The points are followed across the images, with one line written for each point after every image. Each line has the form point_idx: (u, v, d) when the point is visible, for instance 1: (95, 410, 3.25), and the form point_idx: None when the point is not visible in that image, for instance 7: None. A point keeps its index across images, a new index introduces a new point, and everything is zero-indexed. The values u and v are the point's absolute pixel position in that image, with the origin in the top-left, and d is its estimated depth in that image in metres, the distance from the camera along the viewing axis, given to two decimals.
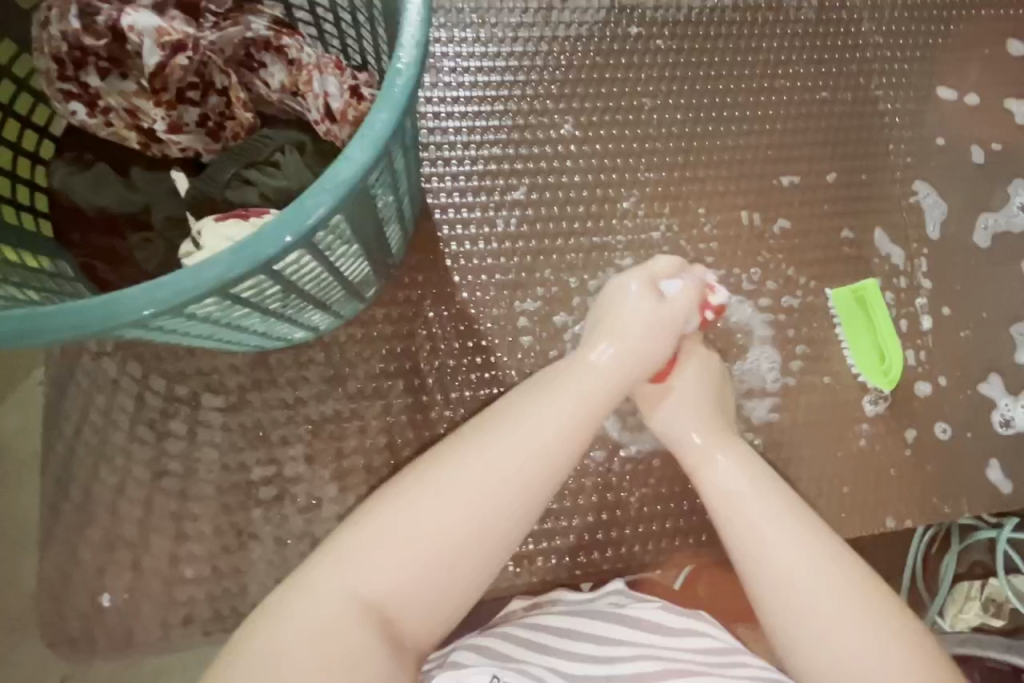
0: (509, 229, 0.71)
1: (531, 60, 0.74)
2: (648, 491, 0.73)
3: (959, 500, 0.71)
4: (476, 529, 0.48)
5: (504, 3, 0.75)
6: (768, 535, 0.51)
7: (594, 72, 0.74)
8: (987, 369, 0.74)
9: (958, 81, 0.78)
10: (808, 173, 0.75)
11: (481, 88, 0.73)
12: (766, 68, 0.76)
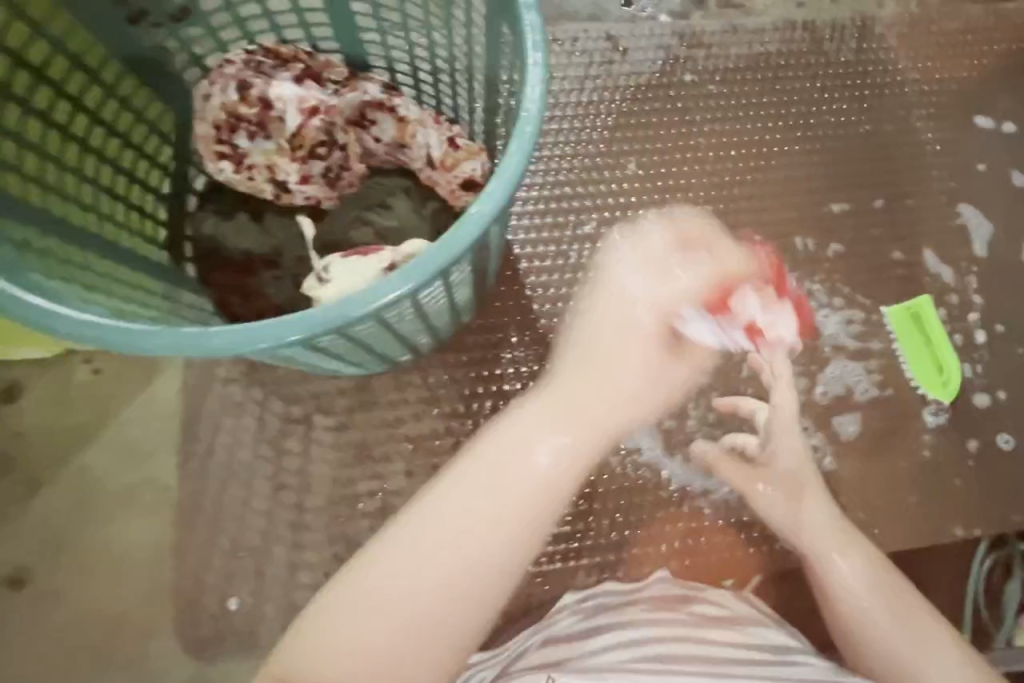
0: (581, 259, 0.84)
1: (595, 108, 0.88)
2: (721, 502, 0.83)
3: (999, 497, 0.84)
4: (508, 543, 0.46)
5: (570, 59, 0.89)
6: (856, 575, 0.64)
7: (651, 117, 0.89)
8: None
9: (992, 111, 0.93)
10: (856, 201, 0.89)
11: (551, 132, 0.87)
12: (812, 107, 0.91)
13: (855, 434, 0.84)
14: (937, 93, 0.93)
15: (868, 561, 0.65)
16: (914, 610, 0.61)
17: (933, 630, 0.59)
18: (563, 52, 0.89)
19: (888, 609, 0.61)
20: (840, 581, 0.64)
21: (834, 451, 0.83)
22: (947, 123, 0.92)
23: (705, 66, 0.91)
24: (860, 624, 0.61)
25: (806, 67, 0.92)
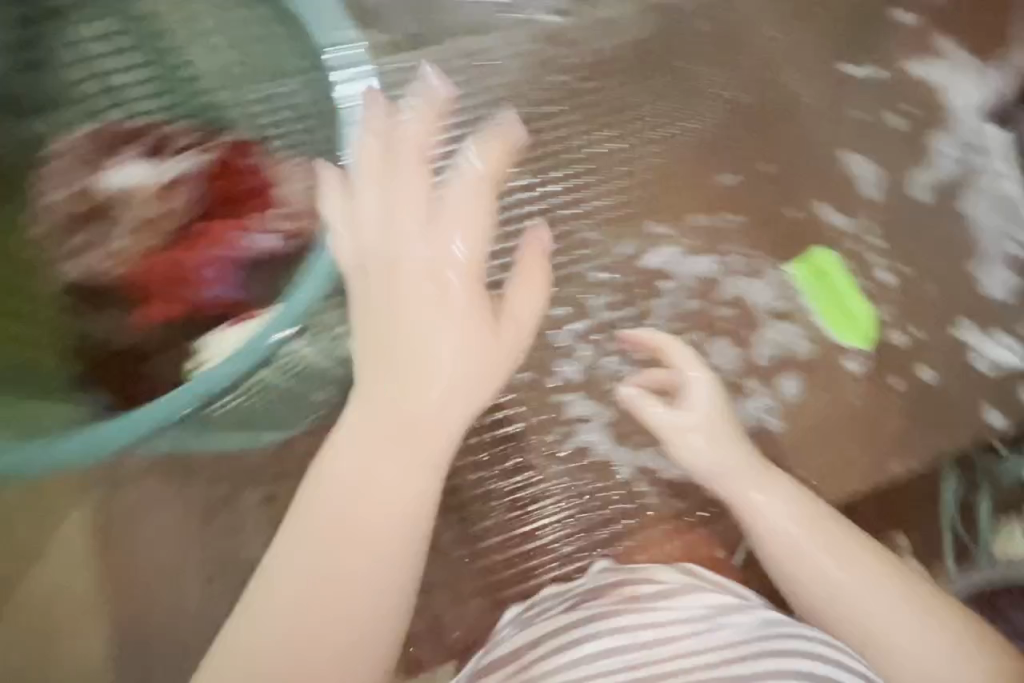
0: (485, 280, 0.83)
1: (480, 120, 0.87)
2: (664, 488, 0.84)
3: (931, 432, 0.85)
4: (399, 508, 0.47)
5: (447, 74, 0.87)
6: (806, 537, 0.63)
7: (534, 122, 0.88)
8: (957, 316, 0.88)
9: (865, 59, 0.95)
10: (744, 170, 0.90)
11: (440, 151, 0.85)
12: (689, 85, 0.92)
13: (786, 396, 0.85)
14: (805, 50, 0.94)
15: (810, 514, 0.64)
16: (875, 567, 0.62)
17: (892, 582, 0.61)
18: (432, 70, 0.87)
19: (852, 572, 0.61)
20: (791, 545, 0.63)
21: (773, 415, 0.84)
22: (819, 78, 0.94)
23: (579, 66, 0.90)
24: (823, 592, 0.62)
25: (674, 46, 0.92)
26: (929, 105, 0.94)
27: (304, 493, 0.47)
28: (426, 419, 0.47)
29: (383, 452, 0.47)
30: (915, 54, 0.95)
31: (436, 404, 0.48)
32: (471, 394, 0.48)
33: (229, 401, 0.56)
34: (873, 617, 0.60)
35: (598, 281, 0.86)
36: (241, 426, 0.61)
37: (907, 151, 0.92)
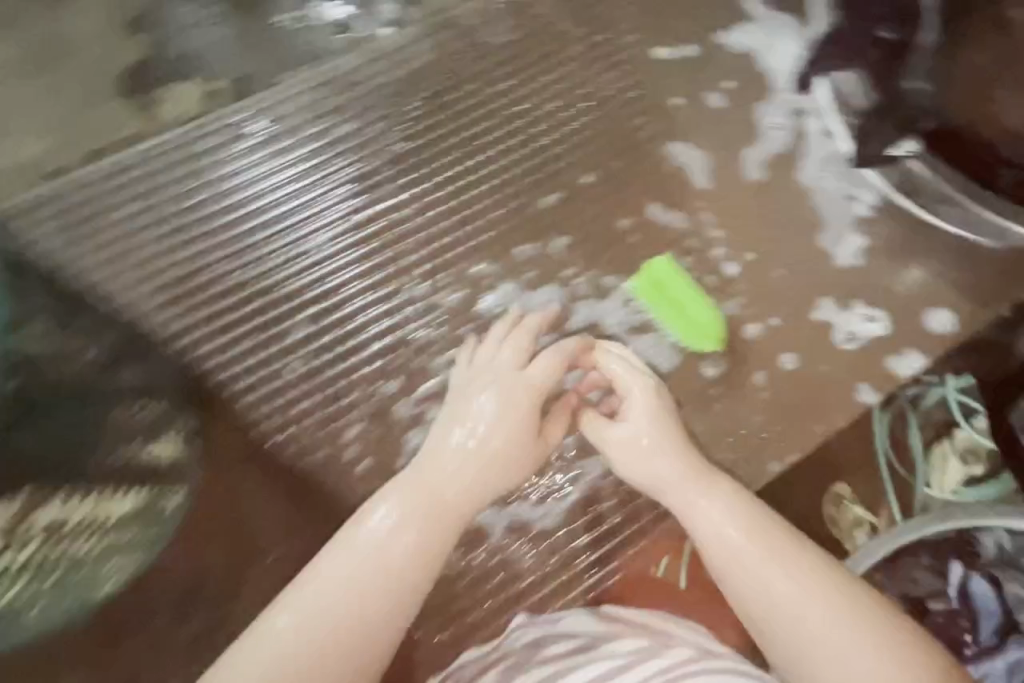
0: (300, 370, 0.76)
1: (313, 167, 0.82)
2: (546, 547, 0.77)
3: (810, 425, 0.80)
4: (409, 552, 0.59)
5: (272, 125, 0.83)
6: (751, 554, 0.59)
7: (338, 176, 0.82)
8: (816, 297, 0.82)
9: (672, 40, 0.89)
10: (564, 185, 0.84)
11: (275, 209, 0.80)
12: (491, 105, 0.86)
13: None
14: (609, 43, 0.89)
15: (763, 530, 0.60)
16: (830, 591, 0.57)
17: (845, 608, 0.56)
18: (211, 137, 0.82)
19: (800, 596, 0.57)
20: (733, 558, 0.59)
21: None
22: (629, 70, 0.88)
23: (370, 106, 0.84)
24: (766, 613, 0.57)
25: (467, 65, 0.87)
26: (746, 76, 0.88)
27: (340, 536, 0.60)
28: (454, 492, 0.63)
29: (401, 512, 0.60)
30: (723, 25, 0.90)
31: (456, 490, 0.63)
32: (498, 480, 0.66)
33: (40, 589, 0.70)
34: (818, 647, 0.55)
35: (427, 339, 0.78)
36: (47, 622, 0.68)
37: (733, 129, 0.87)
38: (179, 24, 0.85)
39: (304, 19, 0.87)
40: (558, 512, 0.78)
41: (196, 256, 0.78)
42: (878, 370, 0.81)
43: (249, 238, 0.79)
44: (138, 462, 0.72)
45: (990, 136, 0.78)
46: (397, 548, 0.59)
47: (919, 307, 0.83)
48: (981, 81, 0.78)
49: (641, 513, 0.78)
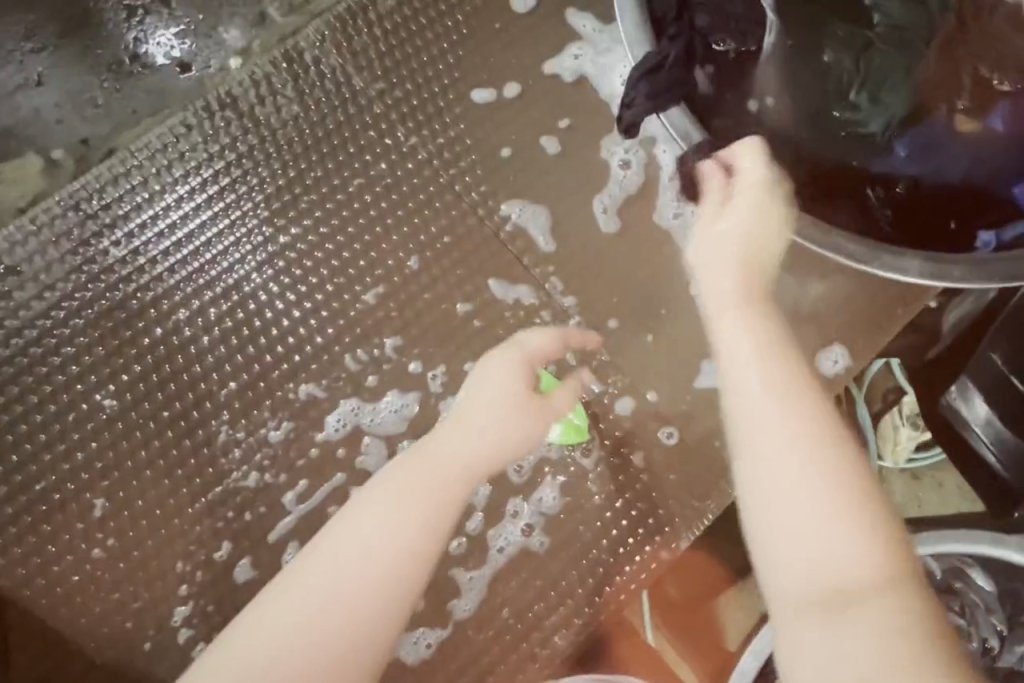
0: (107, 552, 0.66)
1: (185, 223, 0.72)
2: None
3: (709, 496, 0.70)
4: (400, 542, 0.52)
5: (130, 182, 0.72)
6: (780, 416, 0.44)
7: (137, 296, 0.70)
8: (697, 361, 0.73)
9: (489, 79, 0.78)
10: (387, 274, 0.73)
11: (161, 264, 0.71)
12: (291, 186, 0.74)
13: (537, 514, 0.70)
14: (419, 95, 0.77)
15: (811, 395, 0.45)
16: (859, 503, 0.42)
17: (865, 524, 0.42)
18: None
19: (812, 475, 0.43)
20: (744, 400, 0.45)
21: (534, 536, 0.69)
22: (448, 124, 0.77)
23: (144, 220, 0.72)
24: (747, 467, 0.44)
25: (255, 149, 0.74)
26: (580, 109, 0.78)
27: (321, 541, 0.54)
28: (446, 465, 0.56)
29: (384, 509, 0.54)
30: (549, 53, 0.79)
31: (443, 455, 0.57)
32: (513, 436, 0.59)
33: None
34: (775, 477, 0.43)
35: (252, 488, 0.68)
36: None
37: (575, 174, 0.76)
38: (6, 89, 0.82)
39: (149, 59, 0.83)
40: (432, 643, 0.67)
41: (77, 337, 0.69)
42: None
43: (23, 405, 0.67)
44: None
45: (851, 158, 0.70)
46: (391, 527, 0.53)
47: (806, 352, 0.73)
48: (839, 87, 0.70)
49: (526, 634, 0.68)
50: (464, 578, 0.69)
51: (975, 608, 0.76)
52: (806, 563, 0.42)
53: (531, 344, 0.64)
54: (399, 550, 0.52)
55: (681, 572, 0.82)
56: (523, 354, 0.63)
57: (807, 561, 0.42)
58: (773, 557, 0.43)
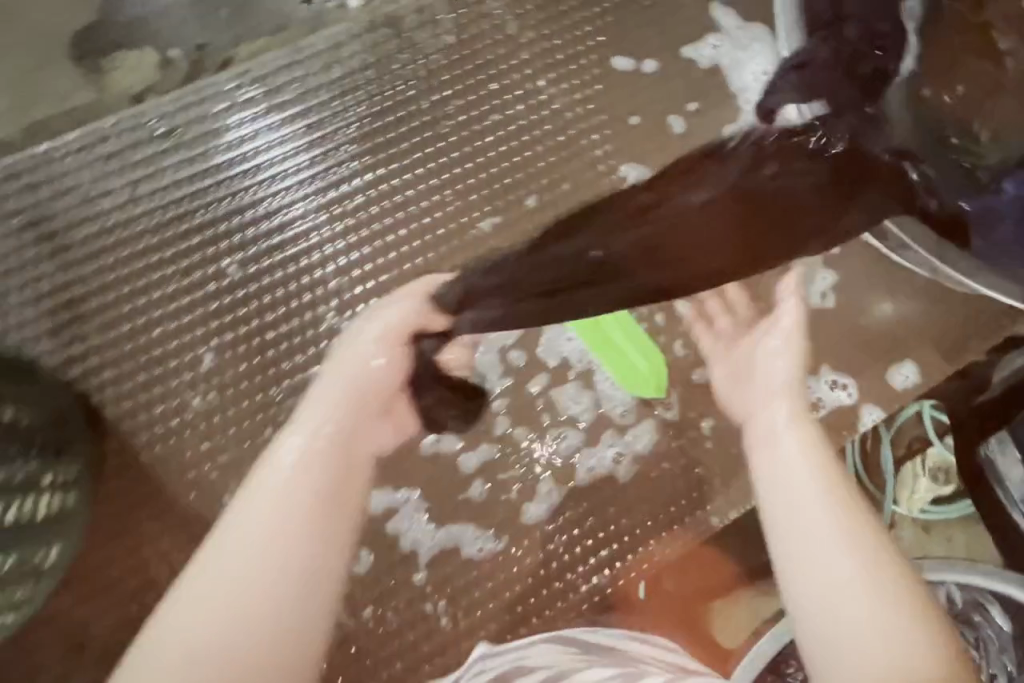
0: (206, 404, 0.70)
1: (331, 123, 0.77)
2: (474, 601, 0.69)
3: None
4: (301, 537, 0.45)
5: (290, 76, 0.78)
6: (806, 486, 0.48)
7: (277, 181, 0.75)
8: None
9: (631, 50, 0.83)
10: (506, 208, 0.78)
11: (301, 155, 0.76)
12: (434, 110, 0.79)
13: (620, 449, 0.73)
14: (564, 50, 0.82)
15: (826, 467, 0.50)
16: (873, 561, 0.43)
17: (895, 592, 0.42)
18: (120, 139, 0.74)
19: (838, 545, 0.44)
20: (774, 471, 0.50)
21: (617, 468, 0.72)
22: (585, 82, 0.81)
23: (297, 112, 0.77)
24: (786, 530, 0.47)
25: (407, 69, 0.79)
26: (710, 96, 0.83)
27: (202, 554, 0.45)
28: (308, 461, 0.50)
29: (276, 508, 0.46)
30: (688, 38, 0.84)
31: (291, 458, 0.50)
32: (378, 435, 0.58)
33: None
34: (810, 545, 0.45)
35: None
36: None
37: (694, 157, 0.80)
38: None
39: None
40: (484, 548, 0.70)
41: (215, 204, 0.74)
42: (839, 436, 0.76)
43: (157, 255, 0.72)
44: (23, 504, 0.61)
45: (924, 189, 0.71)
46: (293, 502, 0.47)
47: (878, 365, 0.78)
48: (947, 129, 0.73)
49: (573, 566, 0.70)
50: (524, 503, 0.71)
51: (988, 645, 0.76)
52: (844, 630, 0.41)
53: (366, 344, 0.60)
54: (309, 516, 0.46)
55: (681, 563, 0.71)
56: (366, 346, 0.60)
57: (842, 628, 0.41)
58: (813, 626, 0.42)
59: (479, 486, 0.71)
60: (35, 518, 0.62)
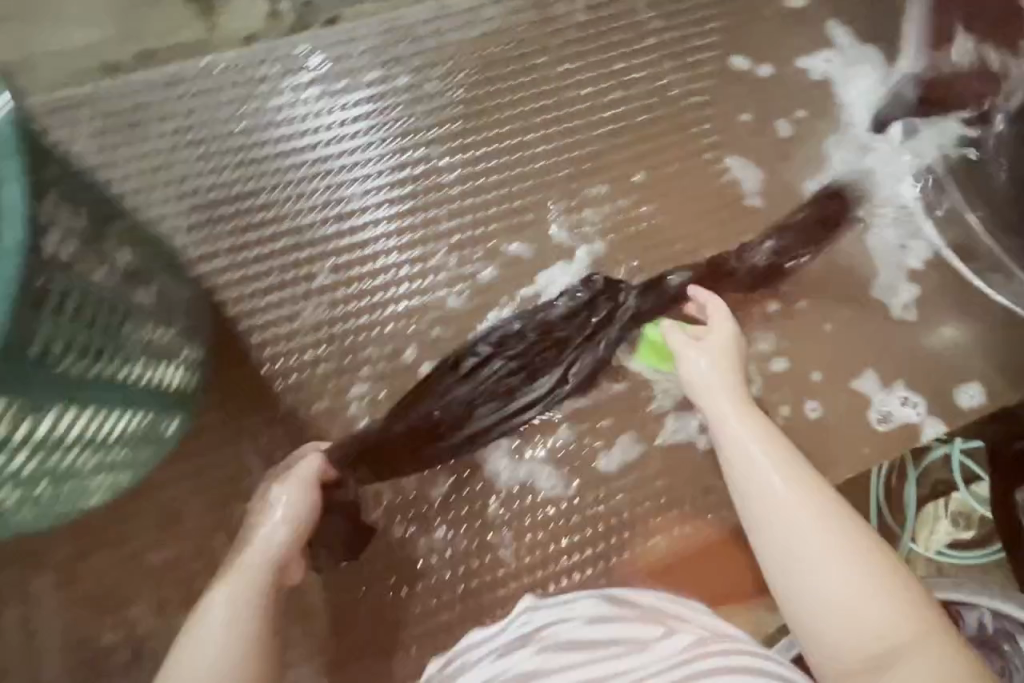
0: (319, 316, 0.75)
1: (463, 77, 0.82)
2: (540, 537, 0.74)
3: (837, 467, 0.77)
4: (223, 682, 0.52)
5: (430, 28, 0.83)
6: (794, 498, 0.55)
7: (406, 122, 0.80)
8: (862, 366, 0.80)
9: (750, 51, 0.87)
10: (616, 180, 0.82)
11: (431, 101, 0.81)
12: (558, 80, 0.84)
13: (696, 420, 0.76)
14: (685, 44, 0.86)
15: (798, 474, 0.56)
16: (859, 558, 0.51)
17: (876, 581, 0.50)
18: (272, 62, 0.79)
19: (804, 541, 0.52)
20: (757, 494, 0.56)
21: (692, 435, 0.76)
22: (703, 75, 0.86)
23: (434, 61, 0.82)
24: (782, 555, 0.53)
25: (539, 40, 0.85)
26: (819, 105, 0.86)
27: None
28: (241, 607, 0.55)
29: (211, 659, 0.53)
30: (805, 49, 0.88)
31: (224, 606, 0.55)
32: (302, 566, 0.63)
33: (25, 502, 0.51)
34: (805, 562, 0.52)
35: (449, 310, 0.77)
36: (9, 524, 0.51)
37: (797, 160, 0.84)
38: None
39: None
40: (556, 489, 0.74)
41: (348, 135, 0.79)
42: (902, 446, 0.78)
43: (290, 175, 0.78)
44: (172, 373, 0.61)
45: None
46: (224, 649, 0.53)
47: (948, 382, 0.79)
48: None
49: (637, 521, 0.75)
50: (597, 455, 0.76)
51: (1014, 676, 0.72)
52: (845, 629, 0.49)
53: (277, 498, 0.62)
54: (238, 644, 0.54)
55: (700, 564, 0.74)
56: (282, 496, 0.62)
57: (844, 629, 0.49)
58: (822, 637, 0.50)
59: (557, 433, 0.76)
60: (175, 383, 0.61)
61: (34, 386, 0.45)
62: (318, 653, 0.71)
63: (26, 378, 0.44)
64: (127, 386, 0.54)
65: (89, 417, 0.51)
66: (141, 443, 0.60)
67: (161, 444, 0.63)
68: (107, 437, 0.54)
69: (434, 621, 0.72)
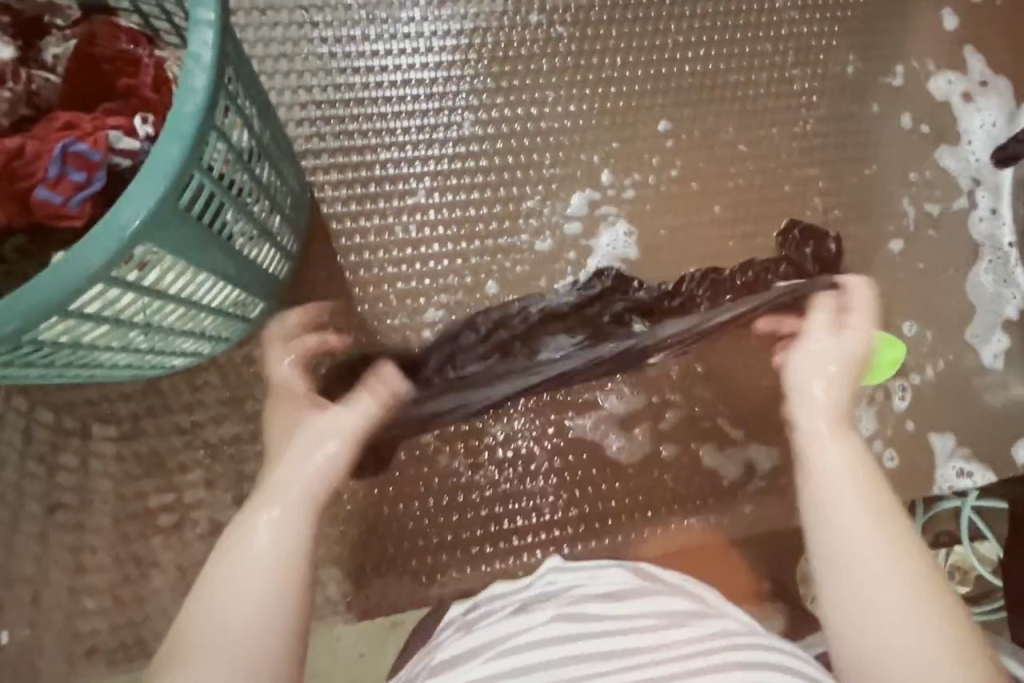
0: (409, 236, 0.75)
1: (591, 29, 0.81)
2: (578, 494, 0.75)
3: None
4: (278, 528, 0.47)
5: None
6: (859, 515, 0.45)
7: (524, 60, 0.79)
8: (927, 400, 0.80)
9: (881, 60, 0.84)
10: (720, 162, 0.81)
11: (554, 45, 0.80)
12: (682, 50, 0.82)
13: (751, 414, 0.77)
14: (820, 40, 0.84)
15: (873, 486, 0.47)
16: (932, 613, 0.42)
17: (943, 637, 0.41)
18: None
19: (878, 576, 0.43)
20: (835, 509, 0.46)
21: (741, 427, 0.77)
22: (826, 76, 0.83)
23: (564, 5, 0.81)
24: (830, 540, 0.45)
25: (672, 5, 0.82)
26: (939, 128, 0.84)
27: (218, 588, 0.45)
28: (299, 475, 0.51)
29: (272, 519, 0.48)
30: (938, 70, 0.85)
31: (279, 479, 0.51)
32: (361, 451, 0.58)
33: (124, 346, 0.53)
34: (869, 597, 0.43)
35: (533, 255, 0.77)
36: (102, 359, 0.54)
37: (903, 180, 0.83)
38: None
39: None
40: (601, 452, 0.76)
41: (466, 60, 0.79)
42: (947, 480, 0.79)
43: (403, 89, 0.77)
44: (271, 257, 0.63)
45: None
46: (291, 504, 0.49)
47: (1005, 430, 0.80)
48: None
49: (674, 499, 0.76)
50: (646, 426, 0.77)
51: None
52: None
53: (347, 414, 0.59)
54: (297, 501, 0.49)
55: (712, 555, 0.75)
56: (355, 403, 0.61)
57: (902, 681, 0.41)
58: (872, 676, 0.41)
59: (614, 396, 0.77)
60: (271, 270, 0.63)
61: (183, 240, 0.47)
62: (344, 561, 0.72)
63: (176, 229, 0.45)
64: (238, 257, 0.55)
65: (199, 281, 0.52)
66: (231, 318, 0.62)
67: (240, 323, 0.65)
68: (209, 303, 0.56)
69: (460, 555, 0.73)
